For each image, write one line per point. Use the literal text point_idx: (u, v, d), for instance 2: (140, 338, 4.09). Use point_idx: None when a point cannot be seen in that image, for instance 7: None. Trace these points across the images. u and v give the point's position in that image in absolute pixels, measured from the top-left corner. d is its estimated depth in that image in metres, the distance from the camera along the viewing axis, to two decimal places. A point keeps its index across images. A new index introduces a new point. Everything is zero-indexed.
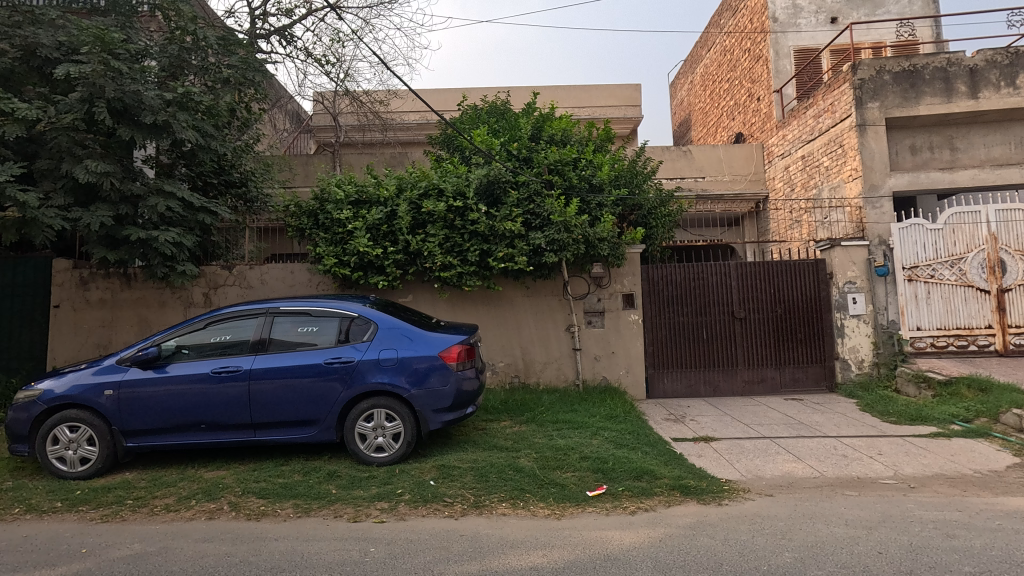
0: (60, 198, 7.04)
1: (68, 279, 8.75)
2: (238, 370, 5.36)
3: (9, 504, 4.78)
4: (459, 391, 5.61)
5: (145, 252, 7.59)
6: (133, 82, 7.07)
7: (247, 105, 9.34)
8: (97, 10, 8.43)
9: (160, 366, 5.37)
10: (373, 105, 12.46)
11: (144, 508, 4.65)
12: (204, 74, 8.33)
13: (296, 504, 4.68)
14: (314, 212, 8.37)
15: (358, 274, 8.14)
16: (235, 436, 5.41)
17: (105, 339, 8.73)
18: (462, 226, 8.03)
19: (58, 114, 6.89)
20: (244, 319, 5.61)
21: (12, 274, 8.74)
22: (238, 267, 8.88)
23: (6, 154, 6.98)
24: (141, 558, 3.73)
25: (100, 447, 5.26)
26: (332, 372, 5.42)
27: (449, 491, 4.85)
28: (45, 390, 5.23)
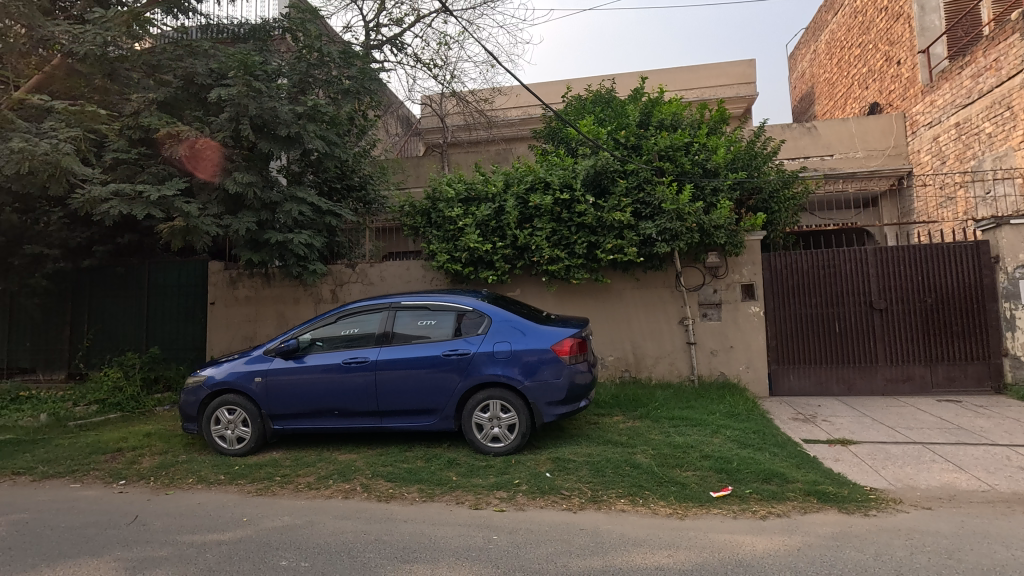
0: (214, 207, 7.96)
1: (221, 279, 9.91)
2: (366, 361, 5.74)
3: (184, 474, 5.52)
4: (572, 384, 5.59)
5: (283, 253, 8.39)
6: (270, 100, 7.83)
7: (365, 114, 9.98)
8: (240, 37, 9.46)
9: (299, 356, 5.91)
10: (478, 104, 12.79)
11: (291, 484, 5.15)
12: (329, 87, 9.04)
13: (420, 488, 4.94)
14: (428, 211, 8.75)
15: (469, 269, 8.38)
16: (364, 423, 5.81)
17: (251, 331, 9.78)
18: (569, 218, 7.97)
19: (212, 133, 7.82)
20: (370, 313, 6.00)
21: (178, 275, 10.08)
22: (360, 265, 9.53)
23: (172, 171, 8.03)
24: (292, 530, 4.12)
25: (253, 428, 5.90)
26: (450, 364, 5.63)
27: (566, 484, 4.85)
28: (208, 376, 5.95)
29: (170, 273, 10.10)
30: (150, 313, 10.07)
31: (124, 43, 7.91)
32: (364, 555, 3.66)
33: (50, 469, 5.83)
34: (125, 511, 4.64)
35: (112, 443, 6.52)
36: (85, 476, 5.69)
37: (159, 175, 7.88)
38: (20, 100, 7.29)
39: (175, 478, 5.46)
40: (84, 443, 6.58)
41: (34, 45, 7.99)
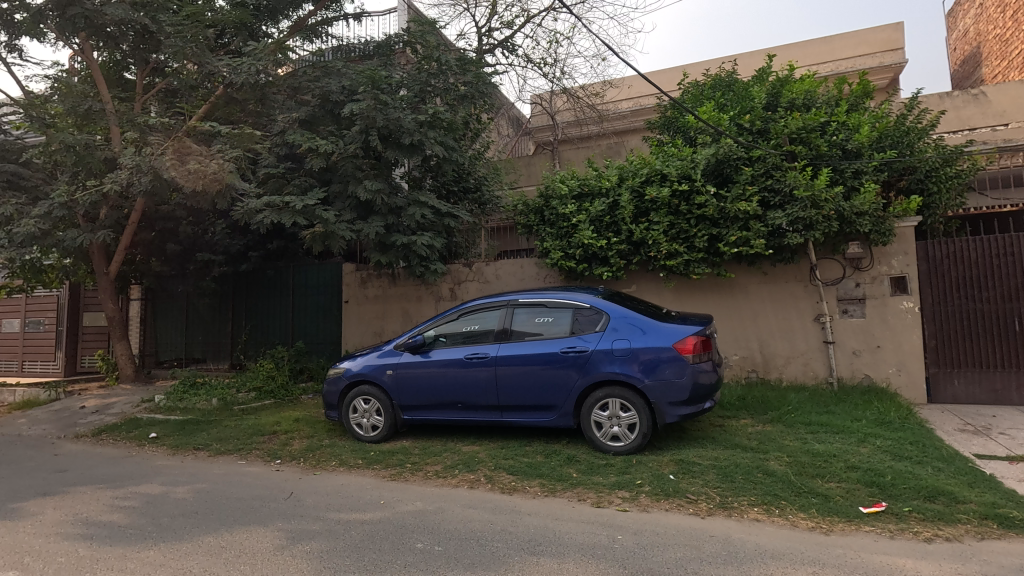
0: (348, 214, 8.68)
1: (353, 280, 10.78)
2: (486, 357, 5.94)
3: (328, 457, 6.09)
4: (696, 385, 5.36)
5: (407, 254, 8.94)
6: (395, 111, 8.37)
7: (479, 117, 10.32)
8: (367, 55, 10.22)
9: (425, 351, 6.25)
10: (589, 98, 12.66)
11: (420, 472, 5.48)
12: (446, 94, 9.48)
13: (542, 483, 5.01)
14: (541, 209, 8.81)
15: (583, 266, 8.34)
16: (485, 416, 6.02)
17: (380, 328, 10.54)
18: (688, 211, 7.64)
19: (346, 146, 8.54)
20: (489, 310, 6.19)
21: (317, 276, 11.14)
22: (477, 264, 9.87)
23: (313, 182, 8.90)
24: (424, 514, 4.39)
25: (385, 417, 6.35)
26: (568, 361, 5.65)
27: (692, 488, 4.66)
28: (346, 369, 6.49)
29: (311, 275, 11.19)
30: (295, 311, 11.24)
31: (272, 70, 8.87)
32: (492, 544, 3.79)
33: (222, 447, 6.73)
34: (282, 487, 5.23)
35: (268, 426, 7.38)
36: (249, 454, 6.50)
37: (302, 186, 8.76)
38: (193, 127, 8.47)
39: (320, 461, 6.04)
40: (247, 424, 7.51)
41: (202, 79, 9.23)
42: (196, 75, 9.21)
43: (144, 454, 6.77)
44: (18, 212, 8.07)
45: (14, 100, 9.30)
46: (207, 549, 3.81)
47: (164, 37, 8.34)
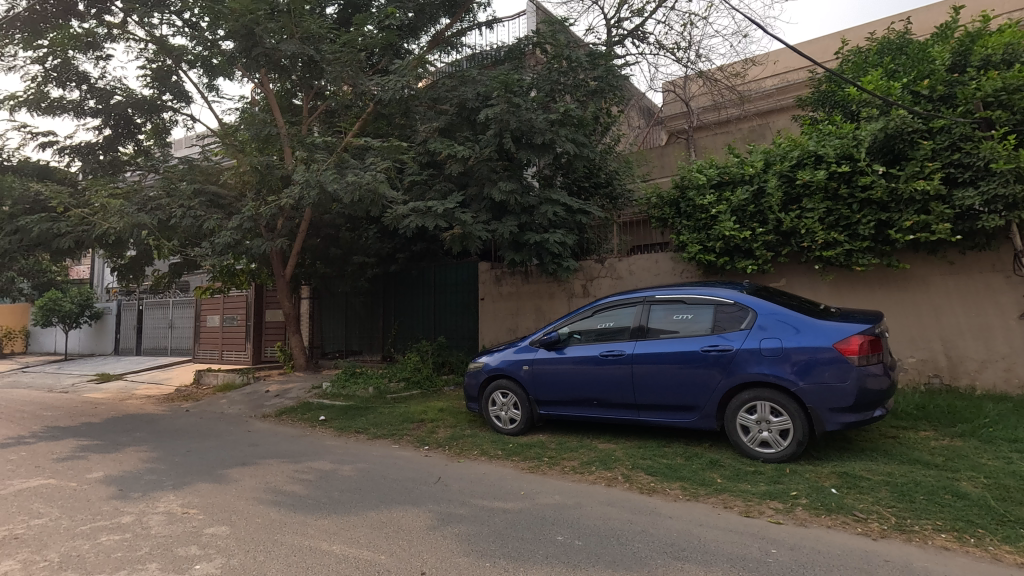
0: (484, 214, 9.06)
1: (489, 277, 11.25)
2: (622, 354, 5.85)
3: (470, 446, 6.44)
4: (862, 390, 4.80)
5: (540, 252, 9.12)
6: (527, 112, 8.59)
7: (609, 111, 10.19)
8: (499, 60, 10.59)
9: (560, 348, 6.33)
10: (728, 79, 11.87)
11: (557, 466, 5.57)
12: (576, 91, 9.49)
13: (683, 486, 4.82)
14: (676, 201, 8.41)
15: (724, 259, 7.84)
16: (622, 414, 5.93)
17: (514, 324, 10.87)
18: (849, 195, 6.83)
19: (482, 150, 8.94)
20: (624, 307, 6.09)
21: (456, 275, 11.81)
22: (609, 260, 9.75)
23: (453, 186, 9.45)
24: (563, 509, 4.46)
25: (523, 411, 6.55)
26: (710, 361, 5.35)
27: (859, 505, 4.17)
28: (485, 363, 6.78)
29: (451, 274, 11.89)
30: (438, 308, 12.03)
31: (415, 85, 9.57)
32: (632, 544, 3.74)
33: (378, 431, 7.43)
34: (431, 472, 5.63)
35: (417, 414, 8.00)
36: (401, 439, 7.10)
37: (442, 191, 9.34)
38: (350, 143, 9.43)
39: (463, 449, 6.40)
40: (398, 412, 8.21)
41: (356, 99, 10.23)
42: (351, 95, 10.23)
43: (316, 434, 7.71)
44: (219, 226, 9.63)
45: (213, 132, 11.07)
46: (370, 523, 4.24)
47: (325, 64, 9.38)
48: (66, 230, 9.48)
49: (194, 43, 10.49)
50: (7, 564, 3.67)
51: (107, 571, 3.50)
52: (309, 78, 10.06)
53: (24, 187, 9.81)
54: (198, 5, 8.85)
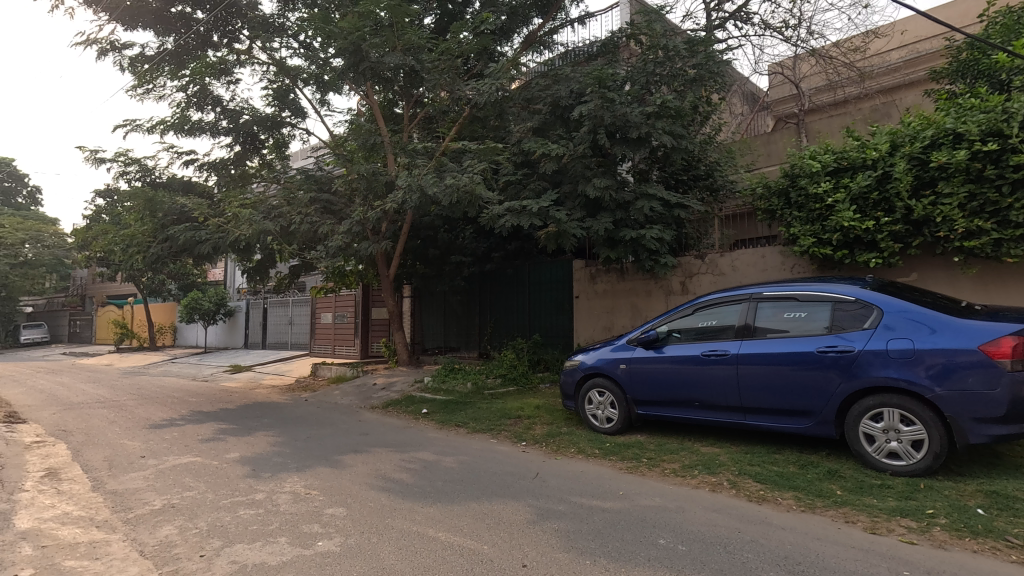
0: (578, 212, 9.03)
1: (583, 275, 11.18)
2: (726, 354, 5.57)
3: (567, 444, 6.45)
4: (1016, 399, 4.22)
5: (637, 249, 8.93)
6: (623, 106, 8.46)
7: (710, 98, 9.74)
8: (592, 55, 10.50)
9: (659, 347, 6.16)
10: (846, 55, 10.87)
11: (658, 468, 5.43)
12: (674, 81, 9.17)
13: (797, 496, 4.49)
14: (786, 191, 7.84)
15: (843, 253, 7.19)
16: (727, 417, 5.64)
17: (610, 322, 10.72)
18: (997, 176, 6.02)
19: (576, 147, 8.93)
20: (728, 305, 5.80)
21: (551, 273, 11.86)
22: (711, 255, 9.32)
23: (546, 185, 9.52)
24: (665, 512, 4.33)
25: (620, 411, 6.44)
26: (827, 363, 4.95)
27: (1014, 530, 3.66)
28: (581, 361, 6.74)
29: (545, 271, 11.96)
30: (533, 306, 12.16)
31: (508, 86, 9.75)
32: (741, 554, 3.56)
33: (477, 425, 7.67)
34: (529, 467, 5.72)
35: (514, 410, 8.15)
36: (499, 434, 7.27)
37: (537, 189, 9.44)
38: (447, 147, 9.81)
39: (560, 447, 6.43)
40: (496, 407, 8.42)
41: (452, 104, 10.60)
42: (448, 101, 10.63)
43: (420, 426, 8.10)
44: (332, 231, 10.41)
45: (325, 143, 11.99)
46: (473, 514, 4.39)
47: (425, 73, 9.82)
48: (206, 237, 10.71)
49: (309, 63, 11.42)
50: (166, 529, 4.22)
51: (245, 541, 3.93)
52: (410, 88, 10.60)
53: (172, 200, 11.21)
54: (312, 27, 9.61)
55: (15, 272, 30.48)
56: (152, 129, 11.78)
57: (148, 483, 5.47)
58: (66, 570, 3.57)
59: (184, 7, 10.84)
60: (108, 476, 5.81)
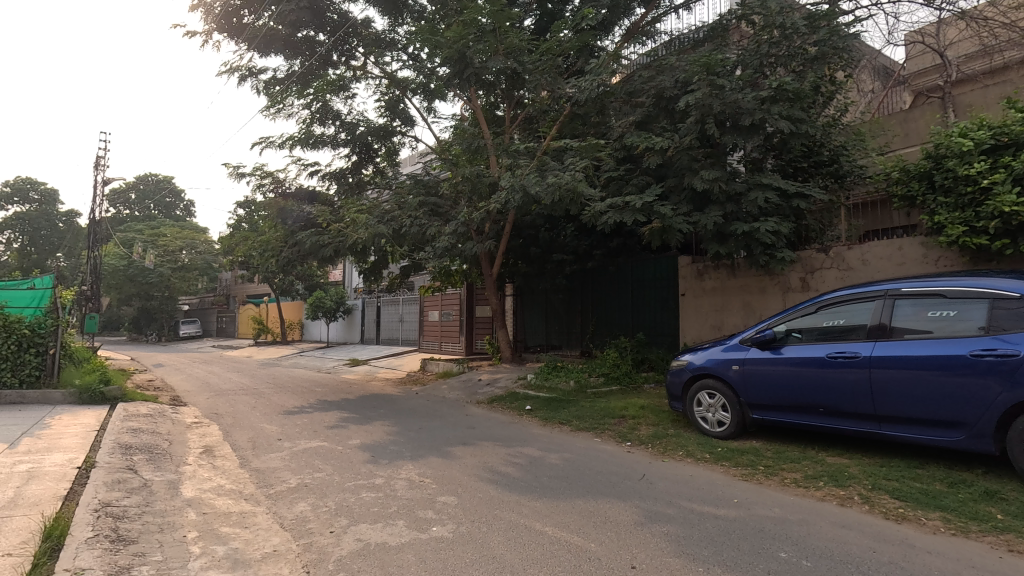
0: (685, 206, 8.69)
1: (689, 272, 10.73)
2: (856, 357, 5.09)
3: (675, 446, 6.24)
4: None
5: (750, 243, 8.43)
6: (733, 93, 8.06)
7: (834, 77, 8.95)
8: (699, 41, 10.04)
9: (777, 348, 5.77)
10: (1003, 15, 9.44)
11: (776, 477, 5.09)
12: (792, 61, 8.59)
13: (946, 517, 4.00)
14: (928, 174, 6.99)
15: (1002, 242, 6.26)
16: (858, 426, 5.14)
17: (719, 321, 10.18)
18: None
19: (681, 138, 8.64)
20: (859, 303, 5.31)
21: (655, 270, 11.52)
22: (836, 248, 8.54)
23: (650, 179, 9.27)
24: (785, 524, 4.06)
25: (732, 414, 6.10)
26: (983, 368, 4.36)
27: None
28: (689, 361, 6.47)
29: (649, 268, 11.65)
30: (636, 304, 11.89)
31: (609, 81, 9.62)
32: None
33: (580, 424, 7.65)
34: (635, 468, 5.61)
35: (618, 409, 8.03)
36: (603, 433, 7.20)
37: (640, 184, 9.24)
38: (549, 146, 9.91)
39: (668, 449, 6.23)
40: (600, 406, 8.34)
41: (553, 103, 10.66)
42: (548, 100, 10.70)
43: (524, 422, 8.25)
44: (439, 232, 10.90)
45: (432, 149, 12.58)
46: (579, 511, 4.40)
47: (527, 74, 9.96)
48: (328, 241, 11.67)
49: (417, 73, 12.04)
50: (301, 505, 4.68)
51: (368, 521, 4.25)
52: (511, 90, 10.81)
53: (300, 208, 12.34)
54: (420, 39, 10.12)
55: (176, 276, 35.22)
56: (282, 145, 13.04)
57: (285, 463, 6.09)
58: (222, 535, 4.08)
59: (308, 31, 11.88)
60: (252, 455, 6.54)
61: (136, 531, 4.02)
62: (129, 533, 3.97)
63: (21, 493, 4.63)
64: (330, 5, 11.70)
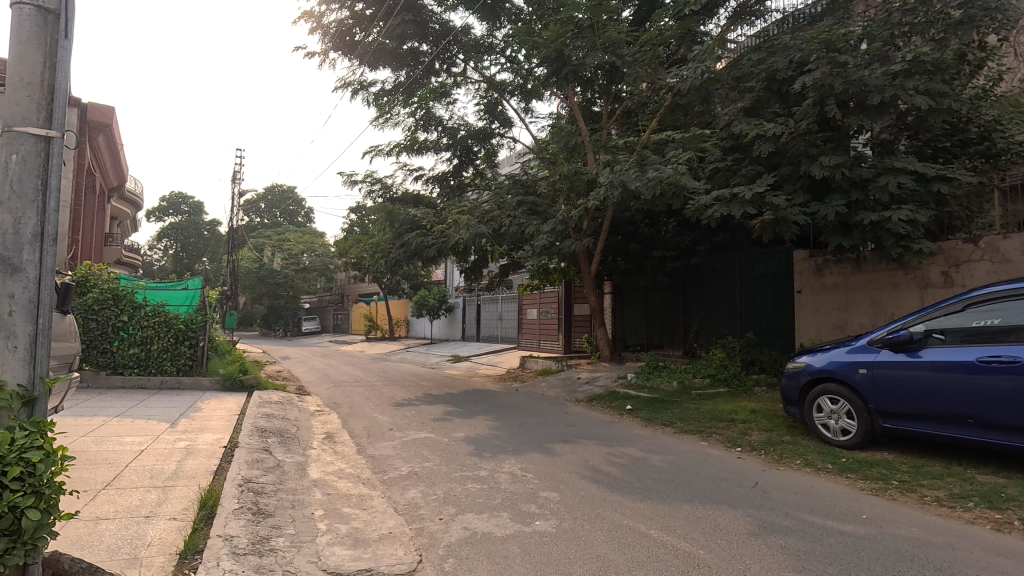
0: (801, 196, 8.07)
1: (806, 268, 9.93)
2: (1017, 362, 4.51)
3: (791, 455, 5.81)
4: None
5: (878, 234, 7.65)
6: (858, 69, 7.38)
7: (983, 42, 7.89)
8: (816, 16, 9.26)
9: (913, 350, 5.21)
10: None
11: (913, 493, 4.58)
12: (931, 29, 7.68)
13: None
14: None
15: None
16: (1018, 440, 4.54)
17: (842, 321, 9.33)
18: None
19: (797, 123, 8.05)
20: (1019, 301, 4.74)
21: (767, 265, 10.80)
22: (987, 238, 7.51)
23: (761, 169, 8.70)
24: (927, 546, 3.64)
25: (859, 422, 5.57)
26: None
27: None
28: (807, 363, 6.00)
29: (760, 264, 10.95)
30: (745, 302, 11.22)
31: (714, 67, 9.16)
32: None
33: (685, 426, 7.37)
34: (747, 475, 5.31)
35: (726, 413, 7.63)
36: (710, 437, 6.88)
37: (750, 175, 8.71)
38: (649, 140, 9.67)
39: (783, 457, 5.82)
40: (706, 409, 7.98)
41: (653, 94, 10.36)
42: (648, 92, 10.42)
43: (625, 422, 8.11)
44: (538, 231, 11.00)
45: (530, 149, 12.73)
46: (686, 516, 4.25)
47: (626, 67, 9.73)
48: (432, 242, 12.22)
49: (514, 75, 12.25)
50: (412, 492, 4.96)
51: (474, 511, 4.40)
52: (609, 85, 10.66)
53: (406, 212, 13.03)
54: (518, 41, 10.27)
55: (298, 277, 38.66)
56: (390, 152, 13.84)
57: (396, 452, 6.49)
58: (344, 515, 4.43)
59: (413, 43, 12.51)
60: (367, 443, 7.03)
61: (273, 506, 4.48)
62: (267, 506, 4.44)
63: (182, 466, 5.34)
64: (432, 15, 12.25)
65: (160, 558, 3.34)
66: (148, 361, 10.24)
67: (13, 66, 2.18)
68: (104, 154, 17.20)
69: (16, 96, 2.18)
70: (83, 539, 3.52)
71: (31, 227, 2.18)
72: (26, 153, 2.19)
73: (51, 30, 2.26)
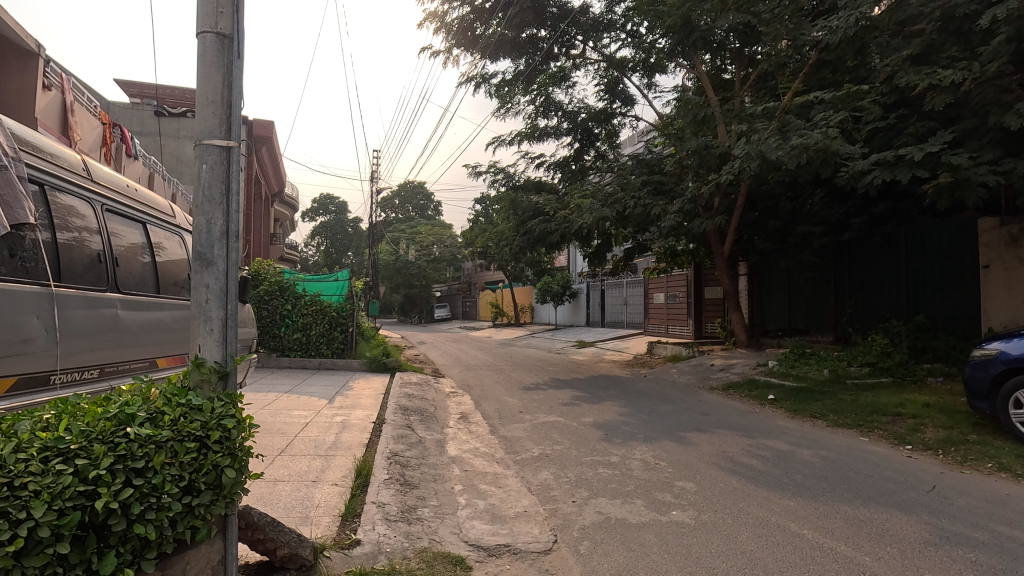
0: (990, 152, 6.81)
1: (995, 238, 8.40)
2: None
3: (979, 457, 4.97)
4: None
5: None
6: None
7: None
8: None
9: None
10: None
11: None
12: None
13: None
14: None
15: None
16: None
17: None
18: None
19: (983, 67, 6.81)
20: None
21: (941, 237, 9.35)
22: None
23: (934, 125, 7.49)
24: None
25: None
26: None
27: None
28: (1000, 351, 5.16)
29: (933, 236, 9.50)
30: (915, 281, 9.78)
31: (870, 12, 8.00)
32: None
33: (840, 420, 6.65)
34: (920, 477, 4.65)
35: (891, 406, 6.73)
36: (871, 433, 6.13)
37: (919, 134, 7.56)
38: (791, 104, 8.77)
39: (968, 459, 5.00)
40: (865, 400, 7.11)
41: (794, 52, 9.37)
42: (788, 50, 9.42)
43: (767, 413, 7.50)
44: (664, 211, 10.54)
45: (655, 126, 12.18)
46: (845, 518, 3.83)
47: (764, 26, 8.84)
48: (555, 228, 12.23)
49: (636, 50, 11.82)
50: (545, 474, 5.05)
51: (607, 497, 4.36)
52: (743, 47, 9.83)
53: (529, 199, 13.14)
54: (642, 13, 9.82)
55: (430, 266, 41.13)
56: (512, 141, 14.09)
57: (527, 434, 6.64)
58: (481, 492, 4.63)
59: (532, 30, 12.55)
60: (499, 424, 7.30)
61: (418, 479, 4.83)
62: (412, 479, 4.79)
63: (339, 438, 5.96)
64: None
65: (326, 518, 3.75)
66: (309, 345, 11.52)
67: (201, 88, 2.53)
68: (266, 163, 19.54)
69: (204, 114, 2.53)
70: (266, 497, 4.07)
71: (219, 227, 2.52)
72: (213, 162, 2.53)
73: (227, 53, 2.58)
